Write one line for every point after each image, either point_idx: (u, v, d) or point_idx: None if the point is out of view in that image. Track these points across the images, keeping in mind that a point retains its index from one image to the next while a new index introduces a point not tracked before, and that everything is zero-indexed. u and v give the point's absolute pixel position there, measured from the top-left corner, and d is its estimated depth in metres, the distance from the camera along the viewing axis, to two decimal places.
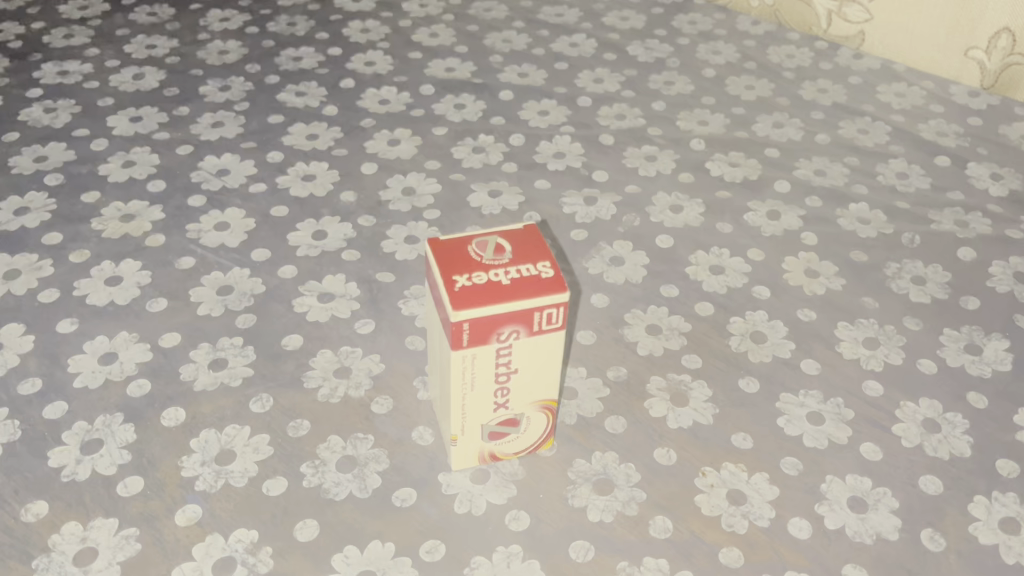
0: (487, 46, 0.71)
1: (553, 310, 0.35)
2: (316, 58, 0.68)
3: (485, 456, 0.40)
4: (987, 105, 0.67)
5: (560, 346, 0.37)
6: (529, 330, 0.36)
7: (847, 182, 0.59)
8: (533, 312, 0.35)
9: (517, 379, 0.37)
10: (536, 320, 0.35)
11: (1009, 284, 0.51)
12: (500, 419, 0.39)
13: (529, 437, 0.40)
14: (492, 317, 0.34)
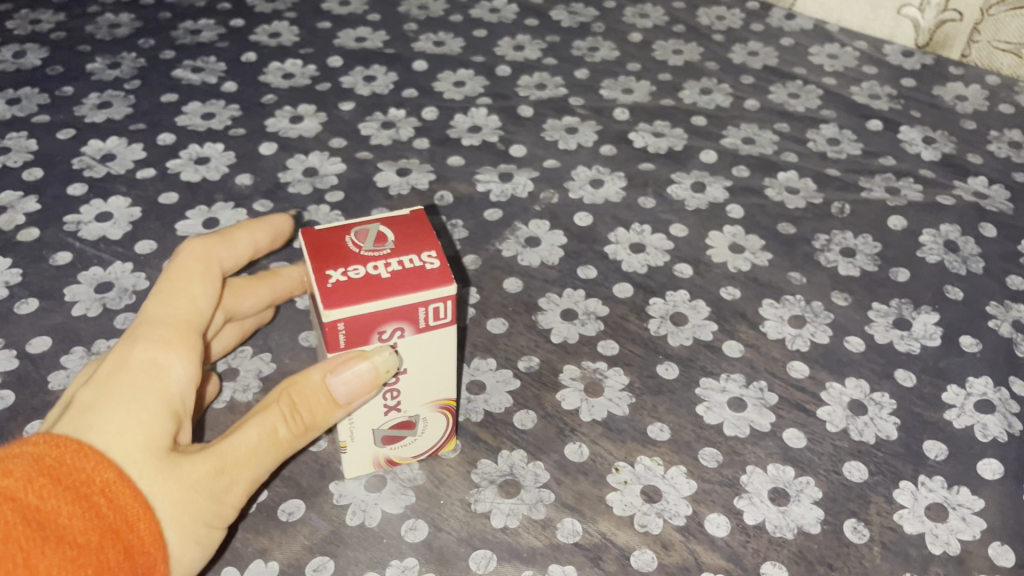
0: (401, 14, 0.67)
1: (440, 305, 0.32)
2: (217, 31, 0.64)
3: (381, 460, 0.37)
4: (921, 65, 0.64)
5: (453, 343, 0.34)
6: (416, 328, 0.32)
7: (776, 150, 0.57)
8: (417, 308, 0.32)
9: (408, 380, 0.34)
10: (422, 316, 0.32)
11: (940, 254, 0.49)
12: (394, 423, 0.36)
13: (429, 439, 0.37)
14: (370, 315, 0.31)
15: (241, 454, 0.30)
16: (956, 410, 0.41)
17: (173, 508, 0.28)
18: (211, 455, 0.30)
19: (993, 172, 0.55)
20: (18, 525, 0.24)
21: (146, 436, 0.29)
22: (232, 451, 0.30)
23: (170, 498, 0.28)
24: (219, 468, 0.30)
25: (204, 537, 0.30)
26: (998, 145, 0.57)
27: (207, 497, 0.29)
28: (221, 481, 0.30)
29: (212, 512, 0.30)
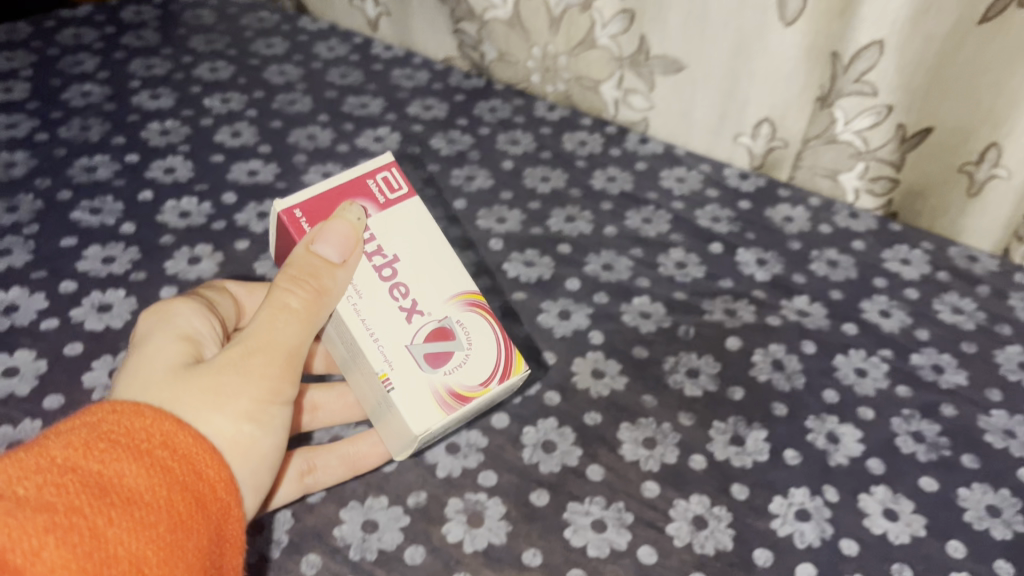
0: (291, 144, 0.73)
1: (385, 177, 0.50)
2: (112, 167, 0.68)
3: (444, 391, 0.46)
4: (756, 187, 0.74)
5: (419, 211, 0.50)
6: (377, 203, 0.49)
7: (631, 275, 0.64)
8: (368, 182, 0.50)
9: (404, 268, 0.48)
10: (374, 189, 0.50)
11: (769, 373, 0.57)
12: (423, 334, 0.47)
13: (477, 350, 0.47)
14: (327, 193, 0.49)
15: (262, 337, 0.43)
16: (779, 519, 0.49)
17: (210, 392, 0.41)
18: (236, 348, 0.43)
19: (814, 291, 0.64)
20: (86, 496, 0.34)
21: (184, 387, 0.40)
22: (249, 345, 0.43)
23: (211, 400, 0.40)
24: (240, 356, 0.42)
25: (252, 415, 0.42)
26: (818, 264, 0.67)
27: (241, 376, 0.42)
28: (250, 362, 0.42)
29: (252, 385, 0.42)
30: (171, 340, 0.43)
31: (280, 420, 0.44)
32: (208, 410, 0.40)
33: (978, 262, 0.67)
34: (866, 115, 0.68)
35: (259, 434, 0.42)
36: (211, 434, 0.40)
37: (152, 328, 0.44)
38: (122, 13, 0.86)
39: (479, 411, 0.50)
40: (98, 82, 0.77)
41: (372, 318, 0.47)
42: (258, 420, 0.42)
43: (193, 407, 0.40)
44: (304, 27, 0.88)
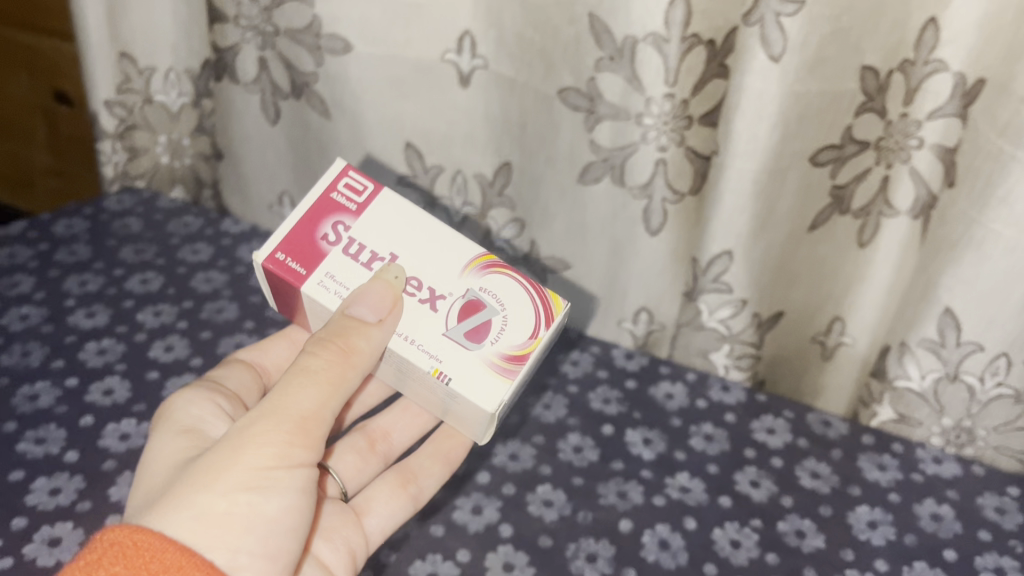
0: (220, 354, 0.80)
1: (346, 184, 0.61)
2: (53, 393, 0.74)
3: (500, 359, 0.58)
4: (640, 366, 0.84)
5: (387, 200, 0.62)
6: (350, 211, 0.61)
7: (535, 463, 0.72)
8: (333, 195, 0.61)
9: (411, 264, 0.60)
10: (342, 200, 0.61)
11: (656, 552, 0.66)
12: (457, 317, 0.59)
13: (512, 308, 0.60)
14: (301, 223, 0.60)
15: (278, 404, 0.54)
16: None
17: (215, 465, 0.52)
18: (255, 412, 0.54)
19: (694, 466, 0.74)
20: None
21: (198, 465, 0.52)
22: (262, 416, 0.54)
23: (205, 482, 0.51)
24: (250, 429, 0.53)
25: (252, 484, 0.52)
26: (696, 439, 0.76)
27: (245, 446, 0.53)
28: (257, 432, 0.53)
29: (254, 449, 0.52)
30: (185, 433, 0.59)
31: (293, 478, 0.54)
32: (205, 486, 0.51)
33: (831, 426, 0.78)
34: (725, 307, 0.80)
35: (265, 496, 0.53)
36: (201, 505, 0.50)
37: (179, 422, 0.61)
38: (53, 228, 0.93)
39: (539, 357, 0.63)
40: (35, 303, 0.83)
41: (410, 326, 0.58)
42: (261, 482, 0.52)
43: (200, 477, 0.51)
44: (227, 230, 0.97)
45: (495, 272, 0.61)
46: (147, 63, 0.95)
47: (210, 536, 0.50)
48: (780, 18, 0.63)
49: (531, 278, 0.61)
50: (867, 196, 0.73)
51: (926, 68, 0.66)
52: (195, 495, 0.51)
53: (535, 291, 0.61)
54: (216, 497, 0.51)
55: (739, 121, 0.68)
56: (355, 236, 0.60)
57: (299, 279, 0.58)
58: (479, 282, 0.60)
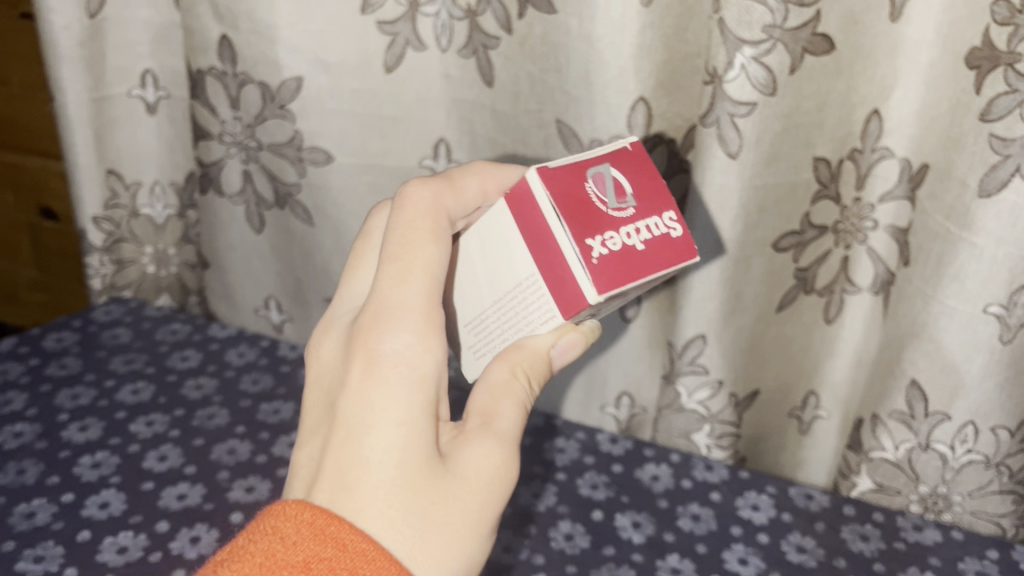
0: (213, 460, 0.81)
1: (672, 274, 0.52)
2: (50, 509, 0.74)
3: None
4: (625, 450, 0.86)
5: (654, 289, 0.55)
6: (633, 291, 0.53)
7: (528, 553, 0.74)
8: (653, 280, 0.51)
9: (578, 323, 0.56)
10: (652, 284, 0.52)
11: None
12: None
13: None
14: (621, 296, 0.49)
15: (506, 434, 0.50)
16: None
17: (471, 513, 0.46)
18: (502, 452, 0.49)
19: (683, 547, 0.75)
20: None
21: (456, 507, 0.46)
22: (507, 455, 0.49)
23: (461, 530, 0.46)
24: (501, 464, 0.48)
25: (492, 537, 0.48)
26: (684, 519, 0.78)
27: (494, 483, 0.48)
28: (508, 472, 0.48)
29: (503, 499, 0.48)
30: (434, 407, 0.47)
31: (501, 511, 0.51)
32: (470, 540, 0.46)
33: (813, 499, 0.80)
34: (703, 388, 0.82)
35: (491, 549, 0.49)
36: (472, 562, 0.46)
37: (421, 377, 0.46)
38: (44, 342, 0.95)
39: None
40: (27, 420, 0.84)
41: None
42: (494, 537, 0.49)
43: (462, 524, 0.46)
44: (215, 335, 0.99)
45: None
46: (134, 178, 0.99)
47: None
48: (733, 119, 0.68)
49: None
50: (829, 276, 0.78)
51: (873, 155, 0.72)
52: (455, 549, 0.45)
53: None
54: (476, 549, 0.46)
55: (703, 215, 0.72)
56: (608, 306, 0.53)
57: (570, 320, 0.50)
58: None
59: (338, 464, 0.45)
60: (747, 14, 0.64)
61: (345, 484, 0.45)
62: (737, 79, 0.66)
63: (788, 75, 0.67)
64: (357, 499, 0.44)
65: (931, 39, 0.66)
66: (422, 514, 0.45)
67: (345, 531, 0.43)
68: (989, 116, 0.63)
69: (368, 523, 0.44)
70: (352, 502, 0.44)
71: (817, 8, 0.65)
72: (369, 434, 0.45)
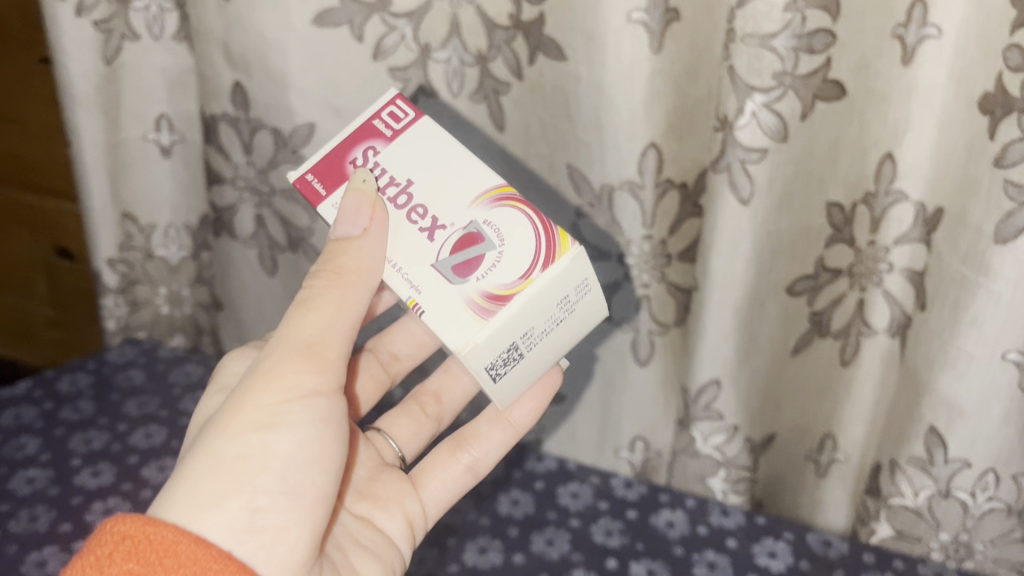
0: None
1: (390, 113, 0.60)
2: (61, 558, 0.74)
3: (481, 297, 0.54)
4: (640, 494, 0.85)
5: (430, 124, 0.60)
6: (383, 138, 0.59)
7: None
8: (371, 125, 0.60)
9: (418, 186, 0.58)
10: (380, 127, 0.60)
11: None
12: (450, 249, 0.56)
13: (511, 243, 0.55)
14: (329, 155, 0.59)
15: (284, 340, 0.56)
16: None
17: (224, 416, 0.54)
18: (267, 352, 0.56)
19: None
20: None
21: (216, 418, 0.54)
22: (271, 353, 0.56)
23: (217, 437, 0.53)
24: (260, 368, 0.56)
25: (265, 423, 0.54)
26: (700, 567, 0.77)
27: (251, 387, 0.55)
28: (267, 366, 0.55)
29: (261, 388, 0.54)
30: None
31: (304, 407, 0.55)
32: (226, 433, 0.53)
33: (832, 546, 0.79)
34: (718, 433, 0.82)
35: (276, 430, 0.54)
36: (229, 449, 0.53)
37: (223, 381, 0.67)
38: (58, 385, 0.95)
39: (574, 317, 0.56)
40: (40, 465, 0.84)
41: (402, 253, 0.57)
42: (272, 420, 0.54)
43: (212, 432, 0.53)
44: None
45: (506, 206, 0.57)
46: (148, 220, 1.00)
47: (206, 499, 0.51)
48: (745, 165, 0.67)
49: (543, 215, 0.57)
50: (844, 319, 0.76)
51: (887, 199, 0.71)
52: (201, 458, 0.52)
53: (542, 238, 0.55)
54: (226, 443, 0.53)
55: (716, 259, 0.72)
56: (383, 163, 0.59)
57: (320, 199, 0.58)
58: (485, 214, 0.56)
59: None
60: (757, 61, 0.63)
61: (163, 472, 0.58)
62: (749, 126, 0.66)
63: (799, 121, 0.67)
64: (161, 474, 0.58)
65: (944, 82, 0.65)
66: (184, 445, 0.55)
67: (147, 526, 0.48)
68: (1003, 162, 0.63)
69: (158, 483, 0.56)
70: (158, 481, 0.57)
71: (828, 54, 0.64)
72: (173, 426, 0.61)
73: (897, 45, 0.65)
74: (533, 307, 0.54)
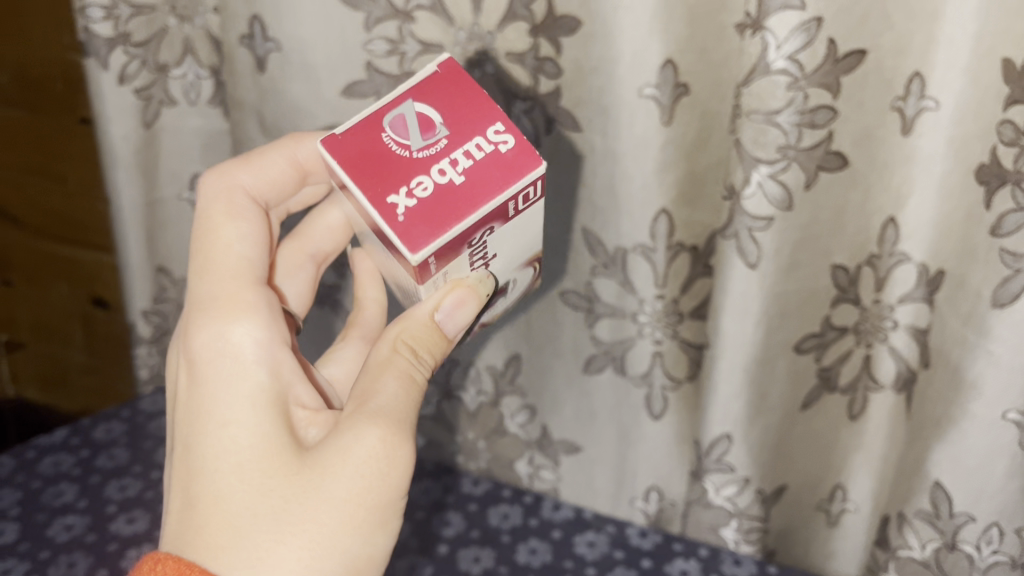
0: None
1: (527, 196, 0.55)
2: None
3: (478, 331, 0.69)
4: (654, 543, 0.87)
5: (540, 210, 0.58)
6: (506, 220, 0.56)
7: None
8: (507, 206, 0.55)
9: (497, 262, 0.61)
10: (512, 208, 0.55)
11: None
12: (484, 300, 0.65)
13: (515, 292, 0.68)
14: (459, 237, 0.53)
15: (403, 423, 0.56)
16: None
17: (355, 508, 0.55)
18: (383, 426, 0.55)
19: None
20: None
21: (329, 504, 0.54)
22: (390, 431, 0.55)
23: (332, 525, 0.54)
24: (380, 446, 0.55)
25: (379, 521, 0.56)
26: None
27: (381, 481, 0.55)
28: (392, 454, 0.55)
29: (382, 482, 0.55)
30: (272, 399, 0.58)
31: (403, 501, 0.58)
32: (342, 528, 0.54)
33: None
34: (730, 484, 0.84)
35: (386, 526, 0.56)
36: (345, 544, 0.54)
37: (243, 363, 0.58)
38: (94, 433, 0.99)
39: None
40: (78, 512, 0.88)
41: None
42: (383, 516, 0.56)
43: (342, 522, 0.54)
44: None
45: (530, 266, 0.66)
46: (181, 273, 1.04)
47: None
48: (752, 232, 0.71)
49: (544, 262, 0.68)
50: (852, 373, 0.79)
51: (891, 260, 0.74)
52: (317, 550, 0.54)
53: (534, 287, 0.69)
54: (348, 544, 0.55)
55: (726, 321, 0.75)
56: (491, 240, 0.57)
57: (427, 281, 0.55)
58: (516, 274, 0.66)
59: (202, 480, 0.56)
60: (762, 135, 0.67)
61: (209, 499, 0.55)
62: (755, 196, 0.69)
63: (803, 191, 0.70)
64: (218, 511, 0.55)
65: (943, 151, 0.68)
66: (282, 516, 0.54)
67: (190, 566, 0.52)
68: (999, 231, 0.66)
69: (227, 534, 0.54)
70: (212, 519, 0.55)
71: (831, 129, 0.68)
72: (219, 440, 0.56)
73: (897, 117, 0.69)
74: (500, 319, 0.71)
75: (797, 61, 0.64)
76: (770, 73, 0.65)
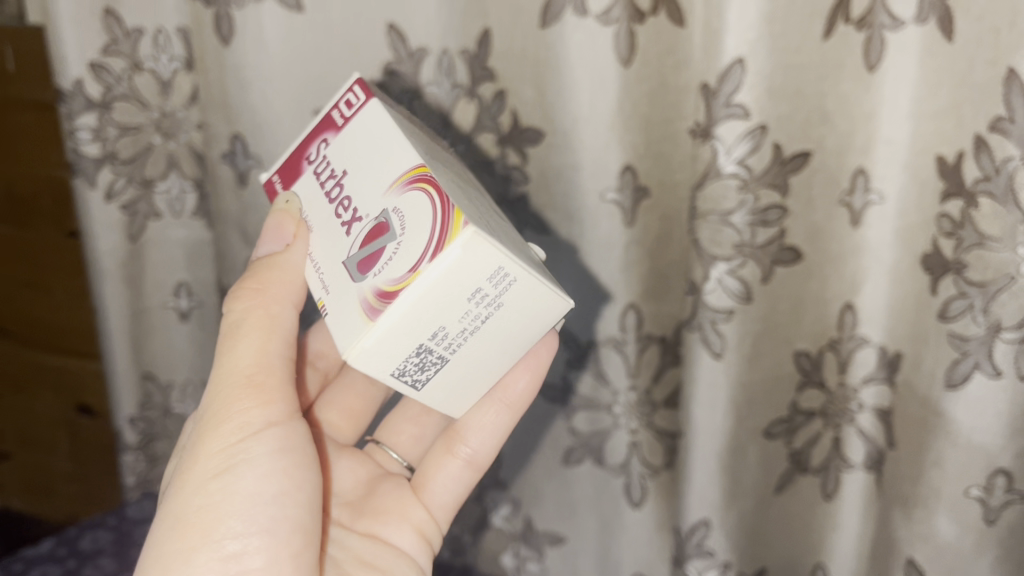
0: None
1: (348, 100, 0.56)
2: None
3: (373, 296, 0.49)
4: None
5: (376, 104, 0.54)
6: (335, 129, 0.56)
7: None
8: (330, 114, 0.57)
9: (350, 181, 0.54)
10: (336, 116, 0.57)
11: None
12: (361, 243, 0.51)
13: (409, 236, 0.49)
14: (291, 157, 0.60)
15: (225, 370, 0.57)
16: None
17: (182, 476, 0.55)
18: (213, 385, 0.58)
19: None
20: None
21: (180, 469, 0.56)
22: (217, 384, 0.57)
23: (184, 483, 0.54)
24: (211, 399, 0.57)
25: (236, 457, 0.55)
26: None
27: (214, 425, 0.56)
28: (221, 398, 0.57)
29: (215, 421, 0.56)
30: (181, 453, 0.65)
31: (267, 436, 0.57)
32: (193, 480, 0.54)
33: None
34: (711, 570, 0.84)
35: (248, 460, 0.56)
36: (200, 490, 0.54)
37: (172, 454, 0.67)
38: (80, 543, 0.99)
39: (505, 310, 0.50)
40: None
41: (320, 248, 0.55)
42: (240, 451, 0.55)
43: (175, 493, 0.55)
44: None
45: (414, 190, 0.49)
46: (167, 378, 1.07)
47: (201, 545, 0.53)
48: (715, 324, 0.74)
49: (447, 193, 0.48)
50: (823, 455, 0.82)
51: (851, 342, 0.77)
52: (174, 509, 0.54)
53: (437, 224, 0.47)
54: (202, 488, 0.54)
55: (698, 410, 0.77)
56: (327, 158, 0.56)
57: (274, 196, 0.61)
58: (396, 202, 0.50)
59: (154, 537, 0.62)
60: (717, 235, 0.71)
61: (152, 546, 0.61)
62: (715, 290, 0.73)
63: (760, 284, 0.74)
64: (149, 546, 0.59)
65: (890, 242, 0.73)
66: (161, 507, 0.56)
67: None
68: (947, 315, 0.70)
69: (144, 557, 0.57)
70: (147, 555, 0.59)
71: (782, 226, 0.73)
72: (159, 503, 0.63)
73: (846, 211, 0.73)
74: (423, 300, 0.48)
75: (746, 165, 0.69)
76: (722, 177, 0.69)
